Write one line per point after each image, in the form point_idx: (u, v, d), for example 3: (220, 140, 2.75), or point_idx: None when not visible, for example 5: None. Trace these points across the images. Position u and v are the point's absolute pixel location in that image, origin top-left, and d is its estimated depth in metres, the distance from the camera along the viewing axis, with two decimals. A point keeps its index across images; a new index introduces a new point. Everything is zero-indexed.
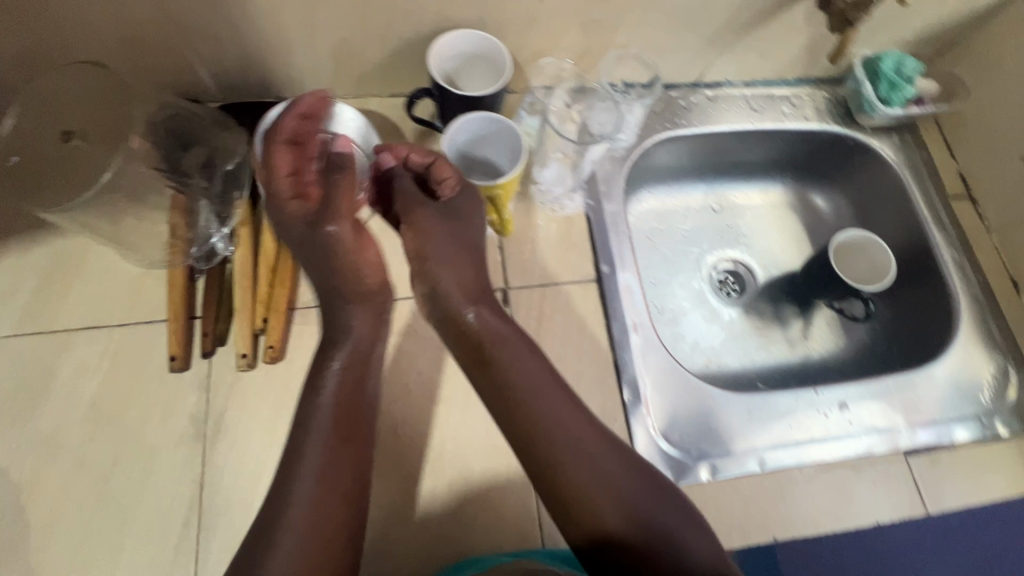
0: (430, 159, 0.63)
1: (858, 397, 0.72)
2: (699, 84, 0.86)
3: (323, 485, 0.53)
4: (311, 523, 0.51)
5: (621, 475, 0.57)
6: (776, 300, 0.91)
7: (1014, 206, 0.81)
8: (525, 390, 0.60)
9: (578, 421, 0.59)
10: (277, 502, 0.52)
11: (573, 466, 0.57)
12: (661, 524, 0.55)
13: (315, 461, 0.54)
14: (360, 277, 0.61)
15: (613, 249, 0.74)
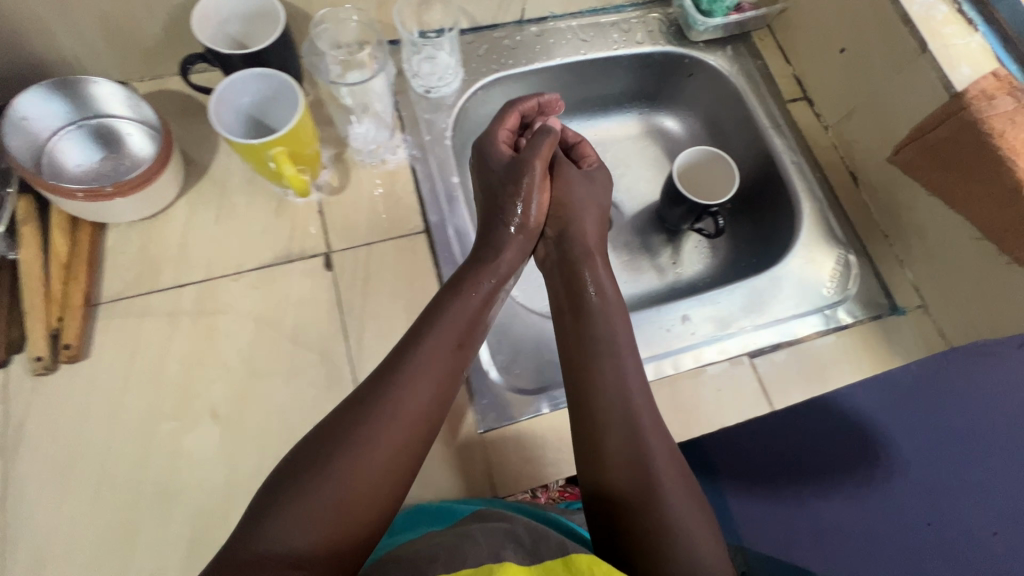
0: (579, 141, 0.76)
1: (702, 308, 0.74)
2: (522, 21, 0.84)
3: (380, 468, 0.47)
4: (330, 509, 0.44)
5: (661, 448, 0.53)
6: (641, 230, 0.90)
7: (842, 99, 0.80)
8: (592, 335, 0.60)
9: (648, 402, 0.56)
10: (325, 471, 0.45)
11: (637, 429, 0.53)
12: (683, 515, 0.49)
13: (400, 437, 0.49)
14: (523, 225, 0.66)
15: (439, 197, 0.73)
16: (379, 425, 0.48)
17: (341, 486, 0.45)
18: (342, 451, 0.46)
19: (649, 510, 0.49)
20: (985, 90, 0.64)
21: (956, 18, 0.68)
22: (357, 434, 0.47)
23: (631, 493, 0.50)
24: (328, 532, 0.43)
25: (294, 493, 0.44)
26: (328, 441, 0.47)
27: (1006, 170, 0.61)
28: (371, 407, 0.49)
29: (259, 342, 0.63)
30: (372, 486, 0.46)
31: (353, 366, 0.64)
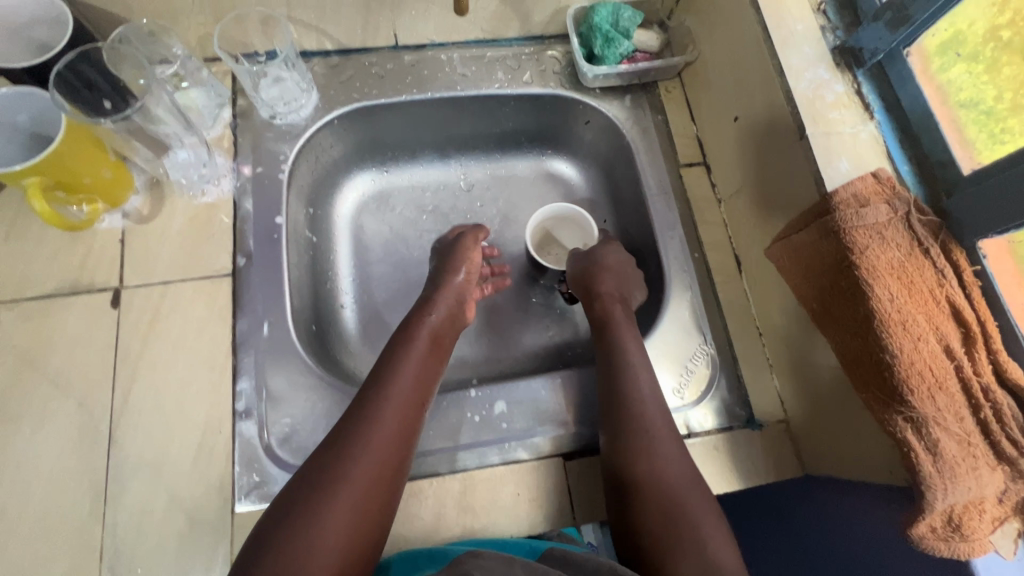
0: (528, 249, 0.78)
1: (523, 397, 0.66)
2: (397, 47, 0.76)
3: (364, 497, 0.49)
4: (300, 555, 0.45)
5: (670, 459, 0.57)
6: (516, 286, 0.83)
7: (735, 173, 0.71)
8: (612, 361, 0.63)
9: (657, 410, 0.60)
10: (302, 511, 0.47)
11: (634, 448, 0.57)
12: (693, 507, 0.53)
13: (387, 459, 0.51)
14: (459, 287, 0.68)
15: (257, 237, 0.66)
16: (364, 452, 0.51)
17: (347, 509, 0.48)
18: (336, 494, 0.48)
19: (668, 515, 0.53)
20: (859, 194, 0.54)
21: (851, 101, 0.59)
22: (339, 466, 0.50)
23: (650, 503, 0.54)
24: (340, 549, 0.46)
25: (287, 528, 0.46)
26: (323, 474, 0.49)
27: (862, 294, 0.52)
28: (350, 439, 0.51)
29: (17, 381, 0.58)
30: (354, 513, 0.48)
31: (112, 420, 0.58)
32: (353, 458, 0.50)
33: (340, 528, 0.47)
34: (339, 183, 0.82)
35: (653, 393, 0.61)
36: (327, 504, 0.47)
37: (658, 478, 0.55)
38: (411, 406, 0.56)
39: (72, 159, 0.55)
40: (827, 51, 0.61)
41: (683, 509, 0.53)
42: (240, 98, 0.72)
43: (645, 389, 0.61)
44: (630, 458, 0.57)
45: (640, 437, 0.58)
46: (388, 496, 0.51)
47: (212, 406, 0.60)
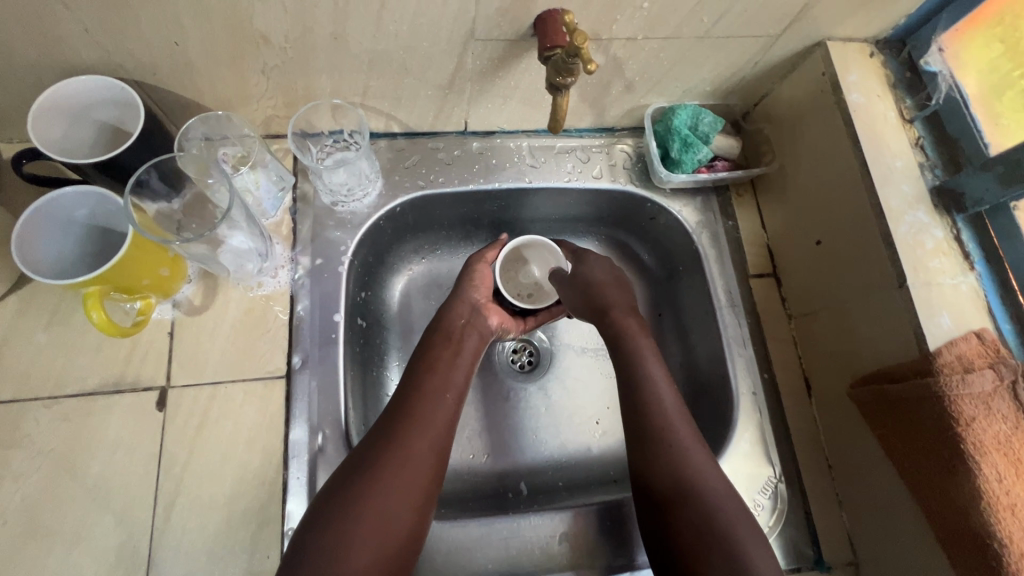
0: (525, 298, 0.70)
1: (588, 525, 0.62)
2: (465, 132, 0.73)
3: (399, 496, 0.49)
4: (341, 552, 0.45)
5: (710, 472, 0.53)
6: (569, 382, 0.78)
7: (811, 295, 0.68)
8: (628, 366, 0.61)
9: (678, 416, 0.57)
10: (338, 512, 0.47)
11: (660, 455, 0.54)
12: (730, 515, 0.50)
13: (420, 461, 0.52)
14: (474, 300, 0.67)
15: (313, 336, 0.63)
16: (395, 453, 0.51)
17: (381, 507, 0.48)
18: (370, 493, 0.48)
19: (708, 533, 0.50)
20: (963, 356, 0.52)
21: (950, 248, 0.57)
22: (372, 465, 0.50)
23: (686, 519, 0.51)
24: (378, 550, 0.47)
25: (325, 526, 0.47)
26: (358, 474, 0.50)
27: (967, 469, 0.49)
28: (385, 441, 0.52)
29: (53, 489, 0.54)
30: (387, 508, 0.48)
31: (153, 538, 0.54)
32: (387, 460, 0.51)
33: (377, 525, 0.47)
34: (391, 263, 0.76)
35: (676, 402, 0.58)
36: (359, 501, 0.48)
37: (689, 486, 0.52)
38: (444, 406, 0.56)
39: (133, 264, 0.52)
40: (926, 191, 0.59)
41: (730, 532, 0.49)
42: (301, 181, 0.69)
43: (671, 400, 0.58)
44: (654, 472, 0.54)
45: (662, 445, 0.55)
46: (424, 498, 0.51)
47: (260, 526, 0.56)
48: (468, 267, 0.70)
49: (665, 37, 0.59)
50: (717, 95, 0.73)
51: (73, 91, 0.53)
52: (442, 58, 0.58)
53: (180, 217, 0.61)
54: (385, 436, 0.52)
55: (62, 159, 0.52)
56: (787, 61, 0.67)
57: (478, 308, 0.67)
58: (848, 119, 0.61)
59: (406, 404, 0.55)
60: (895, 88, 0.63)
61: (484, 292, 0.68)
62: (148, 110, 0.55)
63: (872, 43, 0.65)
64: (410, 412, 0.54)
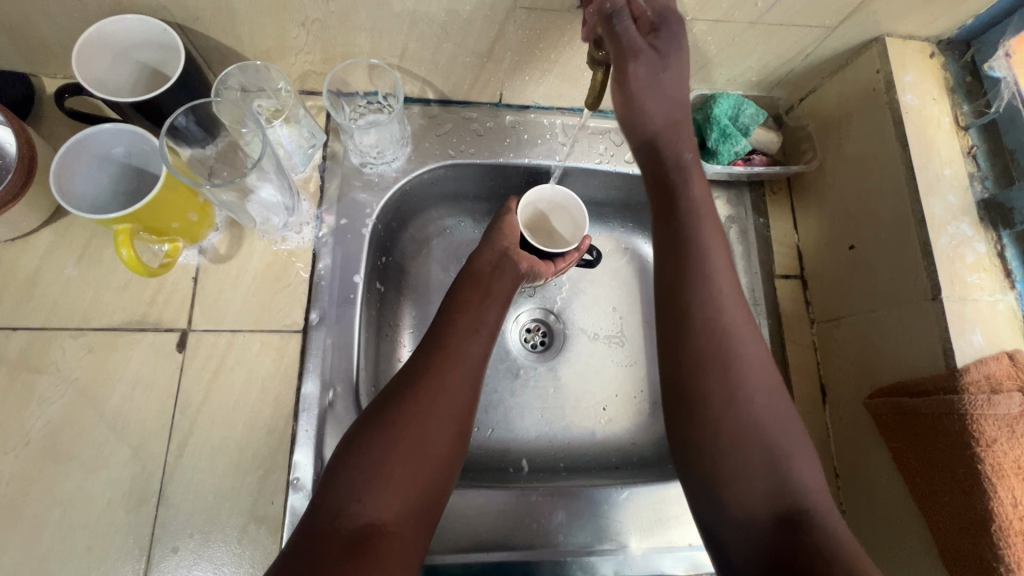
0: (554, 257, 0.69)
1: (592, 504, 0.63)
2: (499, 104, 0.72)
3: (435, 426, 0.50)
4: (383, 473, 0.47)
5: (748, 368, 0.50)
6: (581, 364, 0.78)
7: (837, 299, 0.66)
8: (686, 255, 0.54)
9: (733, 304, 0.52)
10: (376, 438, 0.49)
11: (707, 359, 0.50)
12: (775, 423, 0.48)
13: (452, 396, 0.52)
14: (502, 245, 0.66)
15: (332, 294, 0.63)
16: (431, 385, 0.52)
17: (418, 435, 0.49)
18: (408, 424, 0.50)
19: (745, 436, 0.48)
20: (991, 376, 0.50)
21: (992, 264, 0.55)
22: (408, 396, 0.51)
23: (721, 428, 0.49)
24: (416, 478, 0.48)
25: (364, 449, 0.48)
26: (389, 409, 0.51)
27: (982, 492, 0.48)
28: (420, 374, 0.53)
29: (75, 417, 0.56)
30: (423, 440, 0.49)
31: (165, 474, 0.56)
32: (420, 392, 0.52)
33: (415, 454, 0.49)
34: (415, 231, 0.76)
35: (733, 296, 0.53)
36: (396, 429, 0.49)
37: (733, 392, 0.49)
38: (474, 342, 0.57)
39: (162, 207, 0.53)
40: (973, 203, 0.56)
41: (769, 439, 0.48)
42: (332, 140, 0.69)
43: (729, 300, 0.52)
44: (701, 373, 0.50)
45: (711, 345, 0.50)
46: (456, 430, 0.52)
47: (266, 473, 0.57)
48: (495, 220, 0.70)
49: (716, 20, 0.57)
50: (762, 85, 0.70)
51: (115, 30, 0.53)
52: (484, 24, 0.57)
53: (212, 164, 0.62)
54: (417, 372, 0.54)
55: (104, 96, 0.53)
56: (841, 55, 0.64)
57: (507, 254, 0.66)
58: (899, 120, 0.59)
59: (438, 341, 0.57)
60: (952, 92, 0.60)
61: (513, 239, 0.67)
62: (188, 55, 0.55)
63: (934, 43, 0.62)
64: (440, 350, 0.55)
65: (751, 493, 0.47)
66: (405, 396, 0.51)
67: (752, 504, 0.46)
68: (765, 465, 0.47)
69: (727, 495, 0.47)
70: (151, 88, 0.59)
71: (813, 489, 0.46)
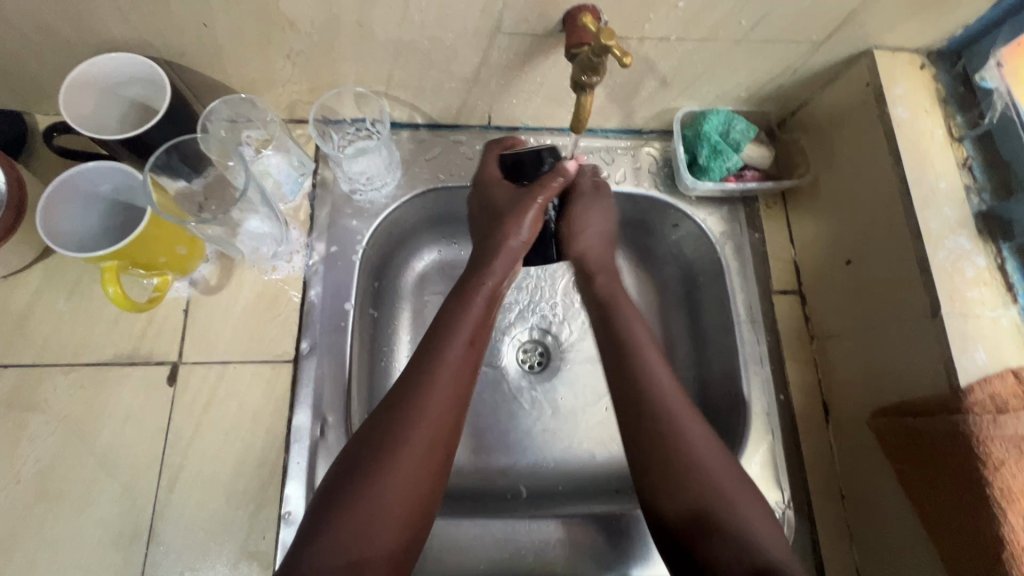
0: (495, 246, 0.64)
1: (591, 532, 0.61)
2: (488, 127, 0.72)
3: (412, 475, 0.47)
4: (366, 526, 0.44)
5: (656, 370, 0.56)
6: (577, 384, 0.77)
7: (836, 315, 0.65)
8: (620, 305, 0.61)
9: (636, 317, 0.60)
10: (360, 487, 0.45)
11: (660, 426, 0.52)
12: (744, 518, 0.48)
13: (425, 438, 0.48)
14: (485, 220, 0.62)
15: (323, 323, 0.63)
16: (408, 435, 0.47)
17: (399, 484, 0.46)
18: (387, 469, 0.46)
19: (674, 453, 0.51)
20: (996, 396, 0.48)
21: (992, 278, 0.53)
22: (393, 437, 0.47)
23: (669, 475, 0.50)
24: (400, 530, 0.45)
25: (337, 511, 0.44)
26: (374, 453, 0.46)
27: (991, 516, 0.46)
28: (393, 419, 0.48)
29: (65, 455, 0.56)
30: (408, 486, 0.46)
31: (155, 510, 0.55)
32: (401, 435, 0.47)
33: (399, 500, 0.45)
34: (408, 253, 0.75)
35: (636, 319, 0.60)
36: (374, 476, 0.45)
37: (647, 399, 0.54)
38: (450, 377, 0.51)
39: (148, 242, 0.53)
40: (970, 216, 0.55)
41: (687, 452, 0.51)
42: (322, 167, 0.69)
43: (659, 368, 0.56)
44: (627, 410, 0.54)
45: (663, 430, 0.52)
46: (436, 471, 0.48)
47: (257, 507, 0.56)
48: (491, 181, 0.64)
49: (701, 39, 0.57)
50: (752, 99, 0.69)
51: (104, 70, 0.54)
52: (468, 50, 0.57)
53: (201, 199, 0.62)
54: (395, 417, 0.48)
55: (91, 134, 0.54)
56: (831, 69, 0.63)
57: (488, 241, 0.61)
58: (891, 134, 0.58)
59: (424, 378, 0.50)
60: (945, 103, 0.59)
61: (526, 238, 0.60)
62: (175, 89, 0.56)
63: (925, 54, 0.61)
64: (420, 389, 0.50)
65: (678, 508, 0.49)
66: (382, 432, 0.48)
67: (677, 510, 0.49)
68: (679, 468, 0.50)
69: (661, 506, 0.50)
70: (140, 124, 0.60)
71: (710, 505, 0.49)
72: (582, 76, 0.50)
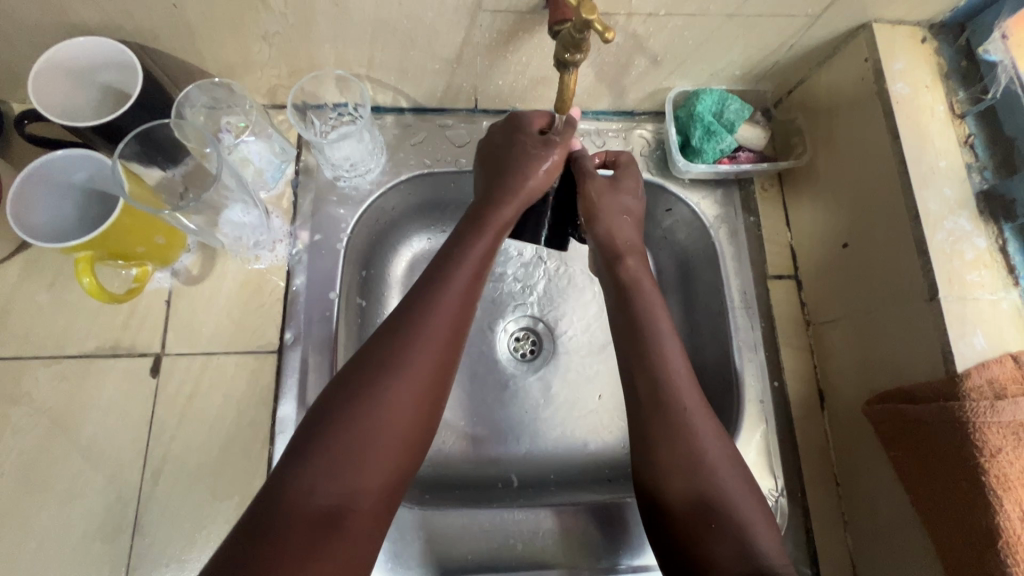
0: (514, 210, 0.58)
1: (583, 521, 0.61)
2: (475, 110, 0.70)
3: (402, 391, 0.46)
4: (353, 457, 0.43)
5: (682, 384, 0.53)
6: (570, 373, 0.75)
7: (833, 299, 0.63)
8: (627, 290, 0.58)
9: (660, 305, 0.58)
10: (341, 416, 0.44)
11: (672, 431, 0.51)
12: (741, 517, 0.47)
13: (422, 378, 0.47)
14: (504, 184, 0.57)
15: (308, 313, 0.62)
16: (402, 363, 0.47)
17: (384, 413, 0.45)
18: (371, 395, 0.45)
19: (705, 488, 0.48)
20: (994, 381, 0.47)
21: (993, 260, 0.51)
22: (380, 369, 0.46)
23: (674, 477, 0.49)
24: (384, 468, 0.44)
25: (326, 441, 0.43)
26: (361, 383, 0.45)
27: (986, 504, 0.45)
28: (389, 348, 0.47)
29: (49, 448, 0.56)
30: (398, 414, 0.45)
31: (140, 501, 0.55)
32: (384, 362, 0.46)
33: (386, 430, 0.44)
34: (396, 240, 0.74)
35: (665, 325, 0.56)
36: (358, 402, 0.44)
37: (676, 422, 0.51)
38: (451, 314, 0.50)
39: (120, 233, 0.52)
40: (971, 196, 0.53)
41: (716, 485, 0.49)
42: (305, 154, 0.67)
43: (680, 364, 0.54)
44: (650, 427, 0.51)
45: (674, 432, 0.51)
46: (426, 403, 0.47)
47: (242, 499, 0.56)
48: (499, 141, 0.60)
49: (691, 14, 0.55)
50: (747, 78, 0.67)
51: (73, 54, 0.52)
52: (449, 29, 0.55)
53: (183, 189, 0.61)
54: (393, 349, 0.47)
55: (62, 121, 0.52)
56: (828, 44, 0.61)
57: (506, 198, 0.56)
58: (890, 111, 0.56)
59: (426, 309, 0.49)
60: (947, 78, 0.57)
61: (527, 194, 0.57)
62: (147, 74, 0.54)
63: (927, 28, 0.58)
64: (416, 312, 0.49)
65: (722, 545, 0.46)
66: (367, 358, 0.47)
67: (718, 548, 0.46)
68: (708, 497, 0.48)
69: (706, 546, 0.46)
70: (116, 110, 0.58)
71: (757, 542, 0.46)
72: (564, 52, 0.48)
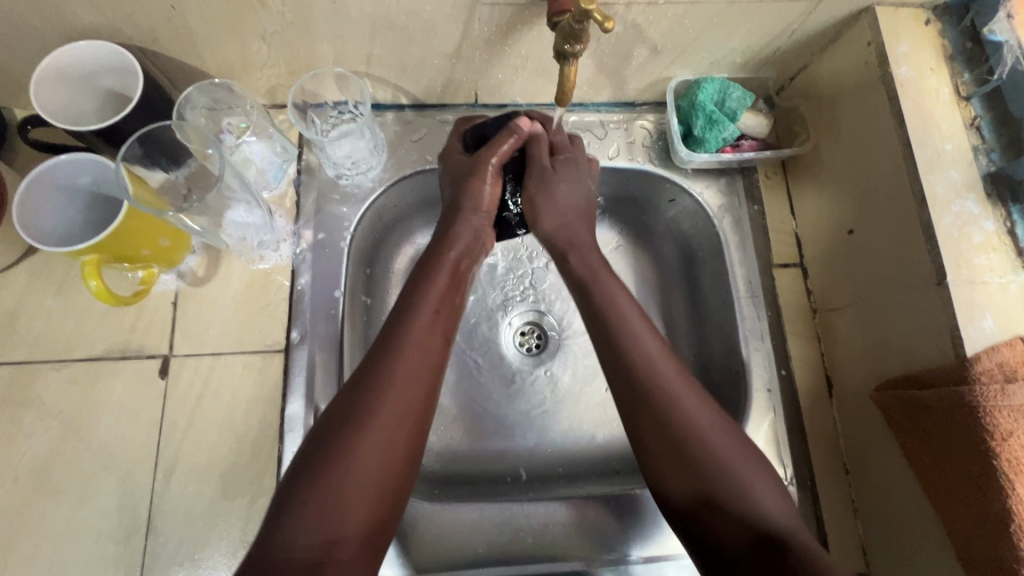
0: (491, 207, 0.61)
1: (591, 514, 0.61)
2: (475, 105, 0.70)
3: (378, 440, 0.45)
4: (334, 504, 0.42)
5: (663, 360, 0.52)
6: (575, 367, 0.75)
7: (839, 286, 0.62)
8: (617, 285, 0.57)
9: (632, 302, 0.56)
10: (323, 462, 0.44)
11: (659, 405, 0.50)
12: (742, 483, 0.47)
13: (393, 418, 0.47)
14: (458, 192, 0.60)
15: (313, 312, 0.62)
16: (373, 409, 0.46)
17: (366, 456, 0.44)
18: (350, 444, 0.44)
19: (704, 458, 0.48)
20: (1005, 364, 0.47)
21: (1001, 243, 0.51)
22: (358, 416, 0.46)
23: (667, 466, 0.49)
24: (368, 505, 0.44)
25: (306, 489, 0.43)
26: (342, 427, 0.45)
27: (997, 489, 0.45)
28: (359, 393, 0.47)
29: (62, 451, 0.56)
30: (378, 456, 0.45)
31: (152, 503, 0.56)
32: (359, 409, 0.46)
33: (367, 473, 0.44)
34: (399, 237, 0.73)
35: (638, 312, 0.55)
36: (338, 450, 0.44)
37: (674, 395, 0.50)
38: (417, 354, 0.50)
39: (124, 238, 0.52)
40: (978, 178, 0.53)
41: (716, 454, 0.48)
42: (306, 153, 0.67)
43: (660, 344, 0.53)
44: (641, 407, 0.51)
45: (662, 408, 0.50)
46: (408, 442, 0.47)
47: (253, 498, 0.56)
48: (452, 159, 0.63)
49: (691, 2, 0.54)
50: (749, 65, 0.66)
51: (74, 59, 0.52)
52: (447, 24, 0.55)
53: (185, 189, 0.61)
54: (363, 393, 0.47)
55: (65, 126, 0.53)
56: (830, 29, 0.60)
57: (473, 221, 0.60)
58: (894, 95, 0.55)
59: (390, 352, 0.49)
60: (951, 60, 0.56)
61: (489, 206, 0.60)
62: (147, 76, 0.54)
63: (930, 10, 0.58)
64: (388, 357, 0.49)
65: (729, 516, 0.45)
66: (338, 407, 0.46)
67: (725, 523, 0.45)
68: (711, 468, 0.47)
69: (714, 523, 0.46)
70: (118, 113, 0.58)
71: (761, 507, 0.46)
72: (564, 43, 0.47)
